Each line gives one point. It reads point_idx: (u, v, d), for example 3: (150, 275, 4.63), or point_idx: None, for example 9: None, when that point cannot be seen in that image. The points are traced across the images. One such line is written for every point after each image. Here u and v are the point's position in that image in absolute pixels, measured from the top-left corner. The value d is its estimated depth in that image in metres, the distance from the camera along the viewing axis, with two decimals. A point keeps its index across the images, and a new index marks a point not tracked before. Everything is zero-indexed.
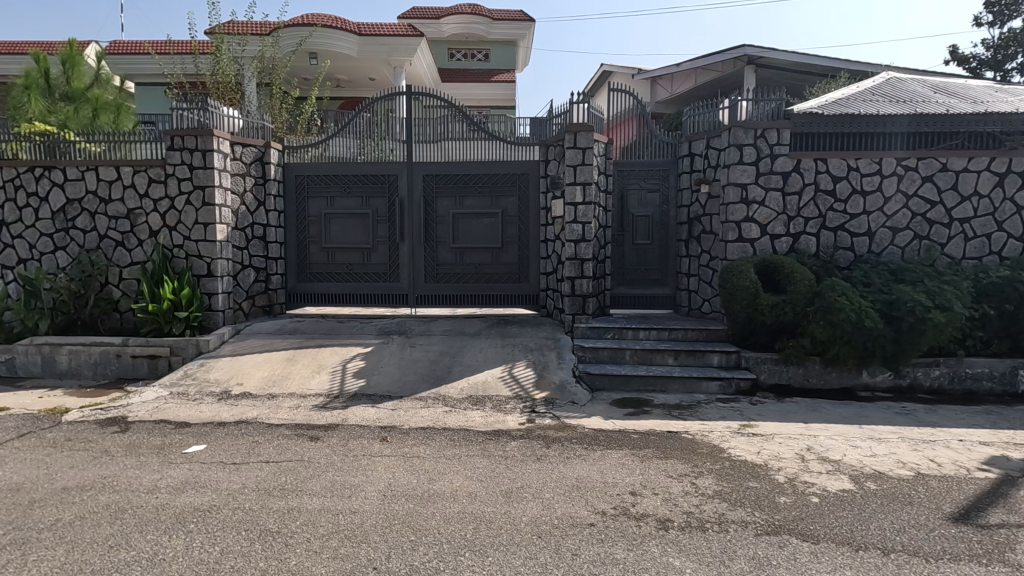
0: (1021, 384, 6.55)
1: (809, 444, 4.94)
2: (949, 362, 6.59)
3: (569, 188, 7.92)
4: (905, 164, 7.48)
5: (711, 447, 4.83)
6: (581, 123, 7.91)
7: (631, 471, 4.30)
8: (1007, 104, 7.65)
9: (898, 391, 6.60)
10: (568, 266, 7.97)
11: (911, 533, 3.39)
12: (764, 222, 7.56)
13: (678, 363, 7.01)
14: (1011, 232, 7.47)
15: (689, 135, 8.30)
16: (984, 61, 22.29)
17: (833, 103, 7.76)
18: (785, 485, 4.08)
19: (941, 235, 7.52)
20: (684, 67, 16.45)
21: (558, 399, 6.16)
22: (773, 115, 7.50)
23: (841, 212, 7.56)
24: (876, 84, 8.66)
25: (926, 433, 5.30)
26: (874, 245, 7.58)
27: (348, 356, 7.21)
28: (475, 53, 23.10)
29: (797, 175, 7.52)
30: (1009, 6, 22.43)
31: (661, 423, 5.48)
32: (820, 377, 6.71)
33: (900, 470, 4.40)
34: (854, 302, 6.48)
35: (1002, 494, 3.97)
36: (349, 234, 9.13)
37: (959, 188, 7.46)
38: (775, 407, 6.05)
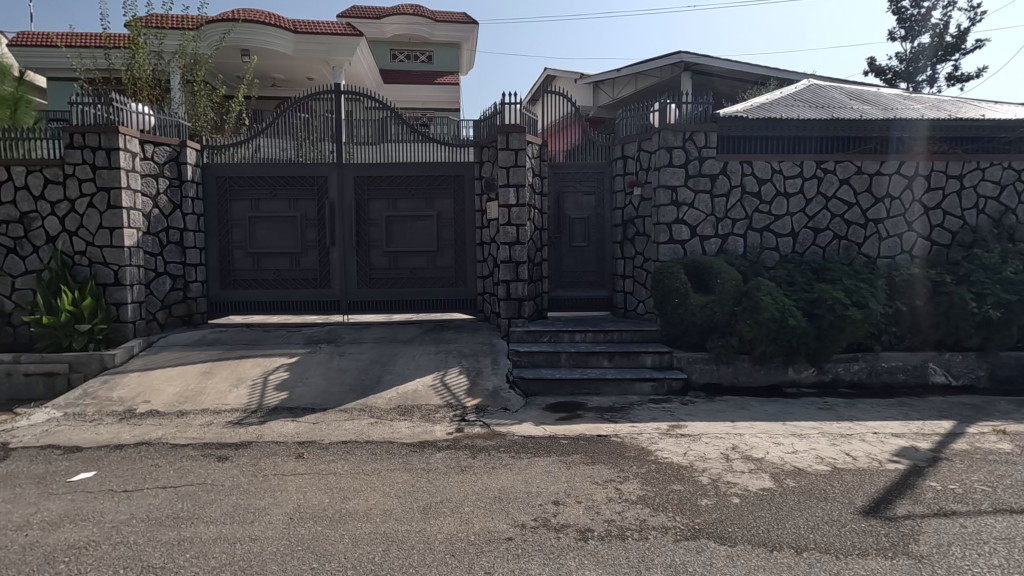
0: (931, 376, 6.90)
1: (735, 443, 4.98)
2: (867, 357, 6.86)
3: (503, 190, 7.81)
4: (824, 167, 7.78)
5: (639, 450, 4.79)
6: (513, 123, 7.81)
7: (556, 479, 4.19)
8: (915, 111, 8.09)
9: (821, 386, 6.81)
10: (503, 270, 7.85)
11: (824, 529, 3.42)
12: (694, 223, 7.69)
13: (613, 365, 6.99)
14: (920, 232, 7.89)
15: (622, 138, 8.39)
16: (899, 73, 23.78)
17: (758, 108, 7.99)
18: (708, 487, 4.07)
19: (858, 235, 7.86)
20: (625, 72, 16.66)
21: (490, 406, 6.00)
22: (700, 118, 7.65)
23: (766, 214, 7.77)
24: (798, 90, 9.00)
25: (845, 427, 5.46)
26: (798, 245, 7.84)
27: (271, 367, 6.82)
28: (418, 56, 22.62)
29: (724, 177, 7.69)
30: (918, 22, 24.11)
31: (592, 427, 5.42)
32: (750, 374, 6.83)
33: (818, 465, 4.48)
34: (778, 302, 6.64)
35: (910, 485, 4.09)
36: (276, 238, 8.69)
37: (874, 190, 7.82)
38: (705, 406, 6.11)
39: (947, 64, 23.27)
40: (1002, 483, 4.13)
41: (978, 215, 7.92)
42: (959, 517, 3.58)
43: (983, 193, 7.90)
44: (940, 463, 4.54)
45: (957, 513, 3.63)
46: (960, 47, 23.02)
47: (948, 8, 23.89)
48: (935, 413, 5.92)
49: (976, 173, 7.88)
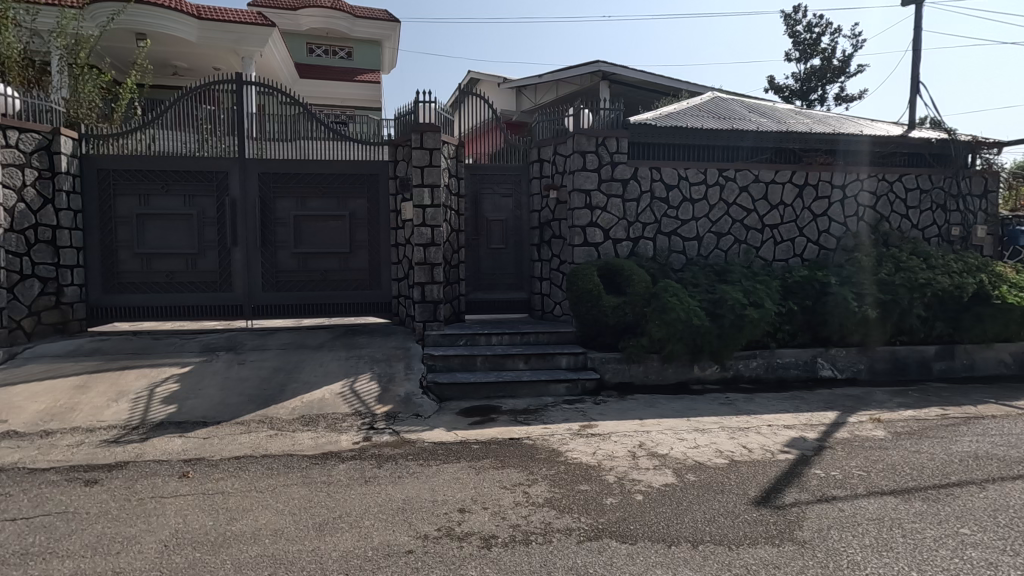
0: (820, 370, 7.45)
1: (641, 440, 5.10)
2: (764, 354, 7.30)
3: (417, 190, 7.62)
4: (725, 175, 8.23)
5: (550, 452, 4.79)
6: (428, 123, 7.65)
7: (463, 486, 4.08)
8: (804, 125, 8.75)
9: (724, 382, 7.16)
10: (418, 272, 7.65)
11: (719, 521, 3.54)
12: (607, 227, 7.87)
13: (528, 368, 6.99)
14: (810, 237, 8.53)
15: (538, 141, 8.46)
16: (794, 91, 25.83)
17: (666, 117, 8.32)
18: (614, 485, 4.11)
19: (756, 240, 8.37)
20: (546, 79, 16.86)
21: (402, 412, 5.79)
22: (612, 124, 7.85)
23: (674, 218, 8.10)
24: (703, 102, 9.48)
25: (743, 421, 5.75)
26: (703, 249, 8.23)
27: (159, 378, 6.23)
28: (337, 51, 21.85)
29: (635, 182, 7.94)
30: (811, 46, 26.31)
31: (504, 430, 5.36)
32: (659, 373, 7.06)
33: (717, 459, 4.66)
34: (684, 302, 6.91)
35: (797, 474, 4.35)
36: (169, 237, 8.00)
37: (769, 198, 8.37)
38: (616, 405, 6.24)
39: (835, 85, 25.57)
40: (875, 467, 4.48)
41: (858, 222, 8.67)
42: (838, 501, 3.83)
43: (862, 202, 8.66)
44: (824, 451, 4.87)
45: (836, 498, 3.89)
46: (846, 71, 25.37)
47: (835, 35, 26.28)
48: (822, 405, 6.38)
49: (856, 184, 8.62)
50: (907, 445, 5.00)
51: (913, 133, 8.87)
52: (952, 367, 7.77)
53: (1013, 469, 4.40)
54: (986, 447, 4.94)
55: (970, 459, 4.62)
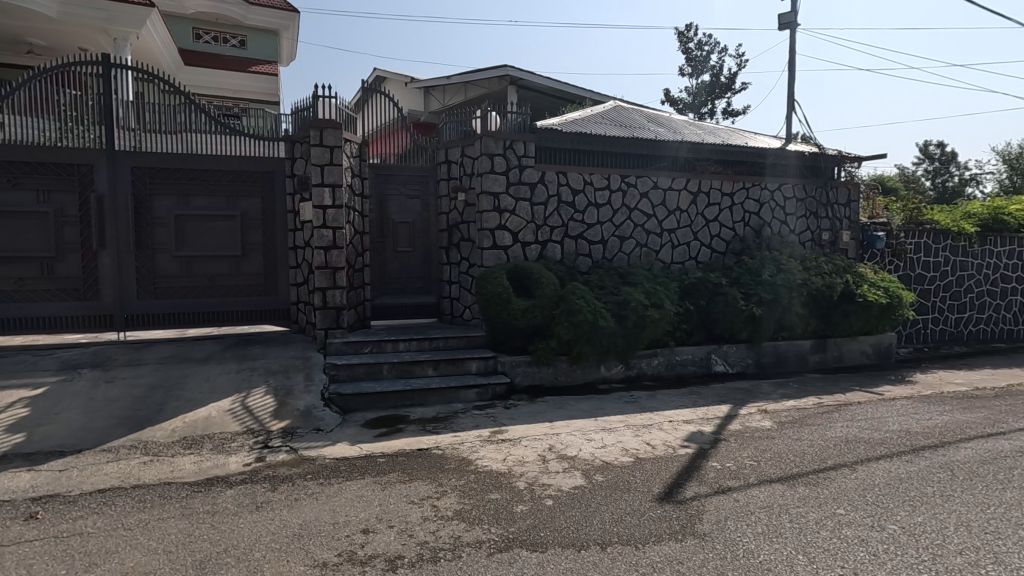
0: (714, 366, 7.94)
1: (551, 443, 5.11)
2: (665, 352, 7.65)
3: (316, 189, 7.18)
4: (627, 181, 8.56)
5: (459, 461, 4.65)
6: (328, 119, 7.24)
7: (368, 503, 3.85)
8: (697, 135, 9.31)
9: (628, 380, 7.42)
10: (318, 276, 7.22)
11: (626, 521, 3.60)
12: (516, 230, 7.88)
13: (438, 374, 6.81)
14: (703, 241, 9.09)
15: (446, 142, 8.32)
16: (688, 104, 27.68)
17: (571, 123, 8.51)
18: (524, 492, 4.06)
19: (655, 243, 8.77)
20: (454, 81, 16.67)
21: (301, 428, 5.40)
22: (519, 128, 7.88)
23: (580, 222, 8.28)
24: (605, 110, 9.81)
25: (646, 418, 5.96)
26: (607, 252, 8.49)
27: (3, 403, 5.34)
28: (228, 38, 20.18)
29: (542, 186, 8.03)
30: (701, 63, 28.34)
31: (412, 440, 5.16)
32: (568, 374, 7.16)
33: (623, 457, 4.77)
34: (590, 304, 7.06)
35: (696, 467, 4.55)
36: (19, 238, 6.94)
37: (667, 204, 8.81)
38: (527, 409, 6.23)
39: (722, 100, 27.67)
40: (764, 456, 4.80)
41: (745, 227, 9.36)
42: (734, 492, 4.04)
43: (748, 209, 9.37)
44: (720, 444, 5.15)
45: (732, 489, 4.11)
46: (732, 87, 27.58)
47: (722, 54, 28.47)
48: (717, 399, 6.78)
49: (742, 192, 9.31)
50: (790, 434, 5.43)
51: (789, 147, 9.74)
52: (824, 359, 8.60)
53: (876, 450, 4.91)
54: (854, 431, 5.47)
55: (842, 443, 5.10)
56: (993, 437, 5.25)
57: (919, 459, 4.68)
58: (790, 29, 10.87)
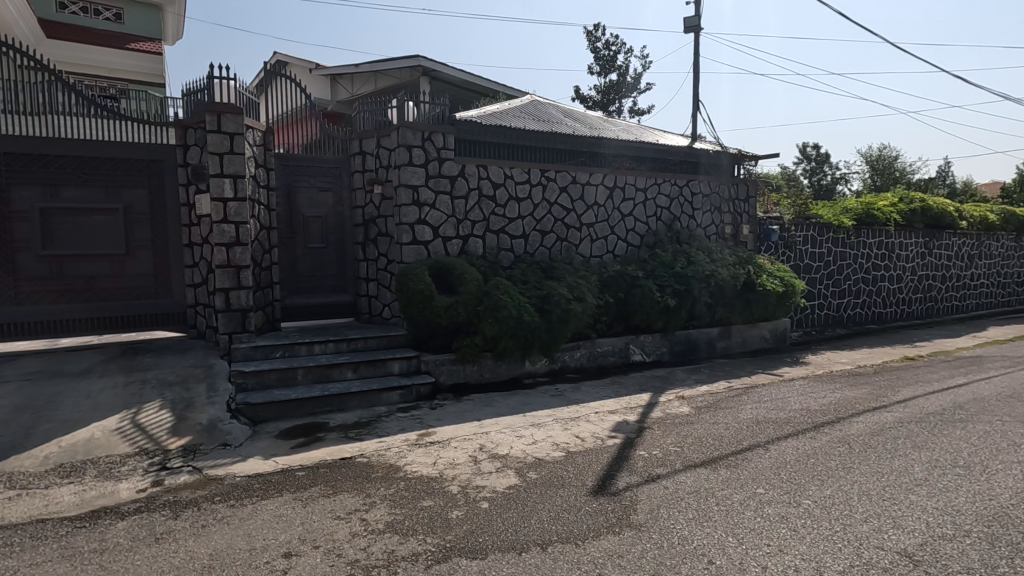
0: (632, 355, 8.21)
1: (481, 443, 5.00)
2: (587, 344, 7.78)
3: (215, 180, 6.54)
4: (547, 175, 8.60)
5: (387, 469, 4.41)
6: (227, 103, 6.61)
7: (289, 523, 3.53)
8: (612, 132, 9.56)
9: (552, 373, 7.47)
10: (219, 276, 6.60)
11: (563, 518, 3.57)
12: (436, 224, 7.67)
13: (358, 377, 6.46)
14: (620, 235, 9.36)
15: (359, 132, 7.91)
16: (597, 102, 28.54)
17: (490, 115, 8.42)
18: (457, 496, 3.92)
19: (575, 238, 8.90)
20: (363, 69, 15.94)
21: (204, 444, 4.88)
22: (438, 119, 7.67)
23: (501, 216, 8.21)
24: (523, 104, 9.81)
25: (573, 411, 6.02)
26: (528, 246, 8.49)
27: None
28: (102, 11, 17.77)
29: (462, 180, 7.86)
30: (609, 62, 29.30)
31: (333, 450, 4.83)
32: (493, 370, 7.08)
33: (555, 453, 4.76)
34: (515, 299, 7.01)
35: (625, 457, 4.64)
36: None
37: (586, 198, 8.97)
38: (453, 408, 6.07)
39: (629, 99, 28.82)
40: (687, 442, 4.99)
41: (657, 221, 9.76)
42: (663, 479, 4.15)
43: (660, 204, 9.77)
44: (645, 432, 5.29)
45: (660, 476, 4.22)
46: (637, 87, 28.79)
47: (628, 55, 29.61)
48: (637, 388, 7.00)
49: (654, 188, 9.69)
50: (707, 418, 5.70)
51: (696, 145, 10.28)
52: (730, 345, 9.19)
53: (784, 429, 5.27)
54: (763, 412, 5.86)
55: (753, 424, 5.43)
56: (878, 410, 5.83)
57: (820, 435, 5.08)
58: (695, 32, 11.43)
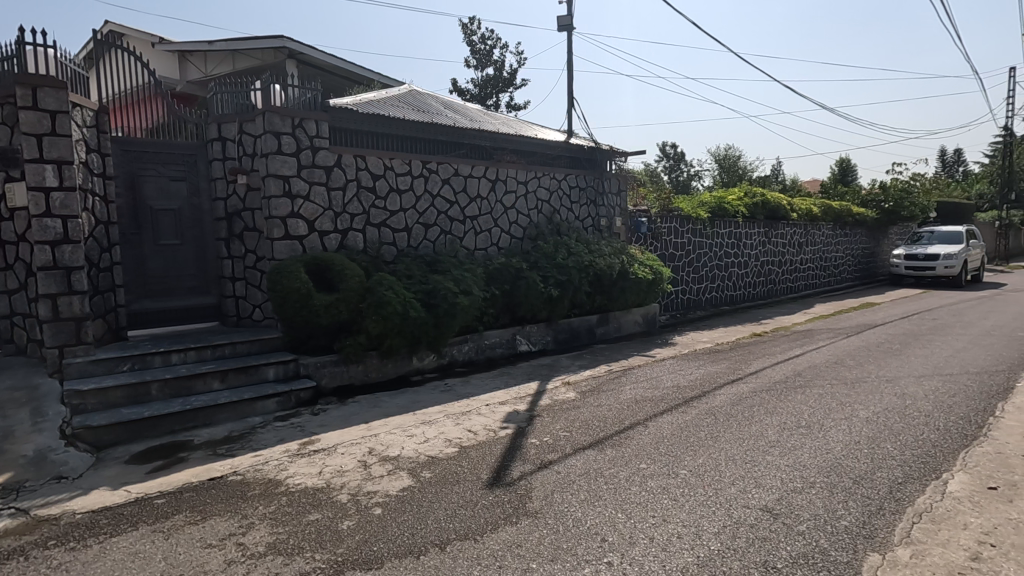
0: (519, 346, 8.37)
1: (370, 446, 4.78)
2: (474, 337, 7.78)
3: (32, 167, 5.51)
4: (429, 167, 8.43)
5: (266, 485, 4.04)
6: (45, 75, 5.60)
7: (148, 560, 3.09)
8: (493, 125, 9.62)
9: (441, 369, 7.37)
10: (44, 280, 5.60)
11: (460, 514, 3.52)
12: (311, 217, 7.19)
13: (226, 387, 5.85)
14: (503, 228, 9.47)
15: (217, 116, 7.14)
16: (475, 96, 28.69)
17: (366, 104, 8.06)
18: (347, 505, 3.69)
19: (459, 230, 8.84)
20: (217, 48, 14.32)
21: (31, 480, 4.11)
22: (309, 105, 7.17)
23: (382, 209, 7.90)
24: (401, 93, 9.52)
25: (464, 405, 5.98)
26: (412, 240, 8.27)
27: None
28: None
29: (339, 170, 7.44)
30: (485, 56, 29.55)
31: (199, 470, 4.32)
32: (380, 370, 6.81)
33: (447, 449, 4.69)
34: (400, 295, 6.76)
35: (518, 446, 4.70)
36: None
37: (469, 191, 8.94)
38: (338, 412, 5.73)
39: (505, 94, 29.32)
40: (574, 426, 5.18)
41: (538, 214, 10.01)
42: (555, 464, 4.27)
43: (540, 197, 10.03)
44: (535, 420, 5.41)
45: (552, 462, 4.33)
46: (513, 83, 29.37)
47: (503, 50, 30.10)
48: (525, 377, 7.15)
49: (535, 182, 9.92)
50: (591, 401, 5.98)
51: (571, 140, 10.69)
52: (608, 331, 9.73)
53: (660, 406, 5.69)
54: (641, 392, 6.28)
55: (633, 404, 5.79)
56: (736, 382, 6.52)
57: (690, 408, 5.56)
58: (567, 31, 11.84)
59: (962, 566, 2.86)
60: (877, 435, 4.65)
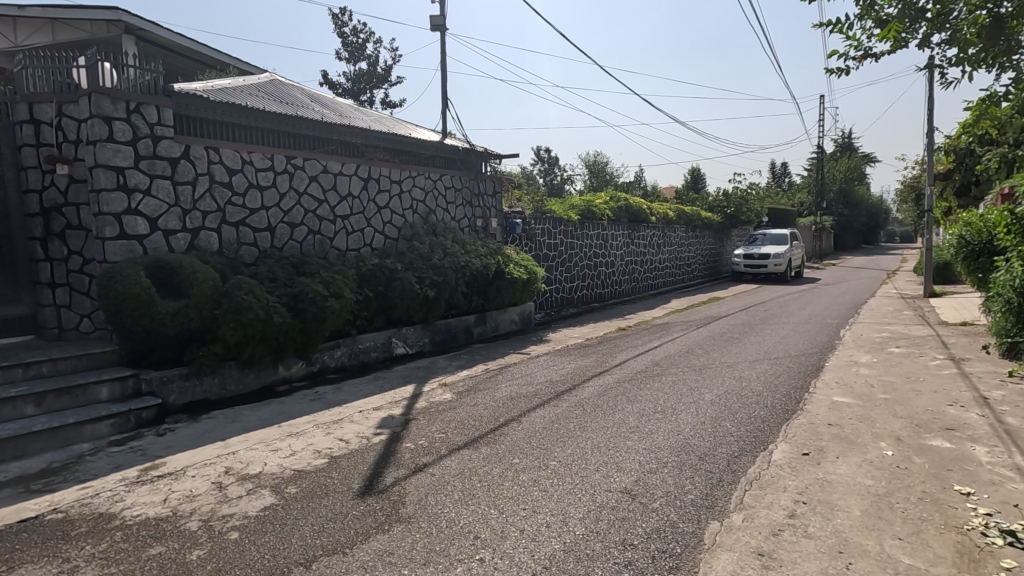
0: (395, 349, 8.18)
1: (227, 465, 4.37)
2: (346, 342, 7.47)
3: None
4: (293, 162, 7.92)
5: (96, 520, 3.53)
6: None
7: None
8: (364, 121, 9.30)
9: (310, 377, 6.96)
10: None
11: (328, 529, 3.35)
12: (153, 214, 6.43)
13: (44, 412, 5.01)
14: (376, 228, 9.18)
15: (27, 95, 6.12)
16: (347, 90, 27.58)
17: (219, 91, 7.39)
18: (197, 533, 3.34)
19: (328, 230, 8.42)
20: (28, 15, 11.97)
21: None
22: (148, 88, 6.40)
23: (240, 206, 7.28)
24: (260, 82, 8.85)
25: (336, 413, 5.71)
26: (276, 240, 7.72)
27: None
28: None
29: (187, 163, 6.73)
30: (358, 50, 28.49)
31: (5, 512, 3.65)
32: (239, 381, 6.26)
33: (316, 461, 4.44)
34: (261, 299, 6.27)
35: (392, 452, 4.60)
36: None
37: (338, 189, 8.54)
38: (189, 431, 5.17)
39: (380, 91, 28.50)
40: (450, 427, 5.18)
41: (413, 214, 9.86)
42: (429, 467, 4.23)
43: (415, 197, 9.89)
44: (410, 424, 5.32)
45: (427, 465, 4.29)
46: (388, 80, 28.63)
47: (377, 45, 29.29)
48: (401, 380, 7.01)
49: (409, 181, 9.75)
50: (467, 401, 6.03)
51: (446, 140, 10.68)
52: (485, 330, 9.87)
53: (533, 401, 5.89)
54: (515, 388, 6.45)
55: (508, 401, 5.93)
56: (602, 375, 6.95)
57: (561, 402, 5.82)
58: (440, 31, 11.81)
59: (781, 523, 3.31)
60: (720, 414, 5.23)
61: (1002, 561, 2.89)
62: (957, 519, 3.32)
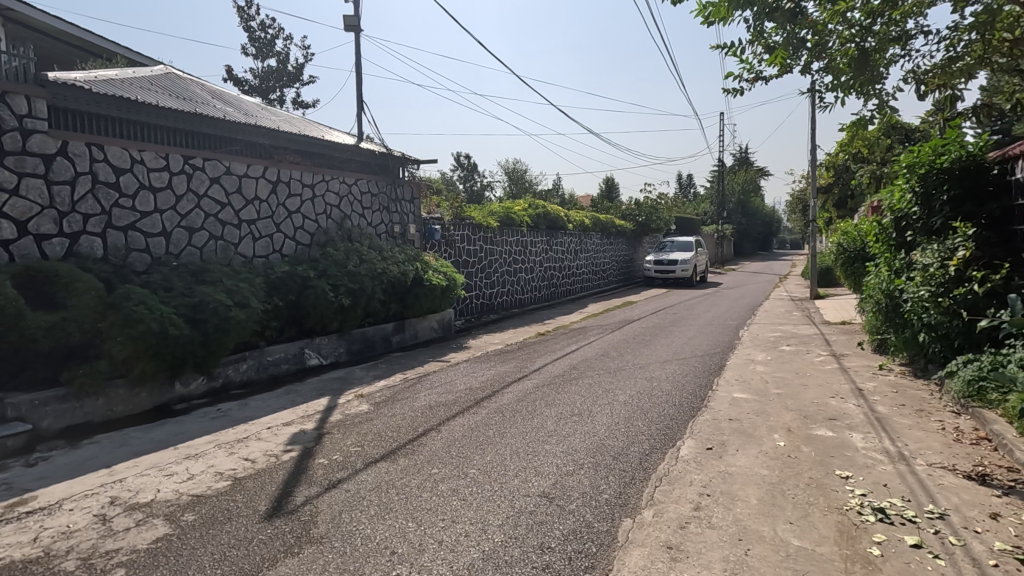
0: (307, 360, 7.80)
1: (113, 495, 3.96)
2: (253, 355, 7.03)
3: None
4: (192, 163, 7.38)
5: None
6: None
7: None
8: (272, 121, 8.83)
9: (212, 393, 6.47)
10: None
11: (230, 556, 3.12)
12: (22, 217, 5.75)
13: None
14: (287, 233, 8.73)
15: None
16: (254, 87, 26.10)
17: (103, 82, 6.75)
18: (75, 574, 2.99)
19: (232, 236, 7.90)
20: None
21: None
22: (15, 76, 5.72)
23: (128, 209, 6.67)
24: (153, 75, 8.19)
25: (240, 431, 5.33)
26: (172, 246, 7.13)
27: None
28: None
29: (64, 160, 6.08)
30: (265, 46, 27.11)
31: None
32: (128, 401, 5.71)
33: (218, 483, 4.14)
34: (154, 311, 5.75)
35: (304, 469, 4.37)
36: None
37: (243, 191, 8.05)
38: (66, 459, 4.63)
39: (290, 90, 27.24)
40: (366, 439, 5.01)
41: (327, 219, 9.48)
42: (343, 483, 4.07)
43: (329, 201, 9.53)
44: (323, 438, 5.09)
45: (341, 480, 4.11)
46: (299, 79, 27.44)
47: (287, 42, 28.04)
48: (314, 393, 6.69)
49: (322, 185, 9.37)
50: (384, 412, 5.86)
51: (361, 144, 10.38)
52: (403, 338, 9.67)
53: (452, 409, 5.83)
54: (435, 397, 6.37)
55: (427, 410, 5.83)
56: (521, 380, 7.02)
57: (480, 409, 5.81)
58: (354, 31, 11.50)
59: (688, 516, 3.49)
60: (632, 414, 5.45)
61: (874, 536, 3.23)
62: (838, 501, 3.67)
